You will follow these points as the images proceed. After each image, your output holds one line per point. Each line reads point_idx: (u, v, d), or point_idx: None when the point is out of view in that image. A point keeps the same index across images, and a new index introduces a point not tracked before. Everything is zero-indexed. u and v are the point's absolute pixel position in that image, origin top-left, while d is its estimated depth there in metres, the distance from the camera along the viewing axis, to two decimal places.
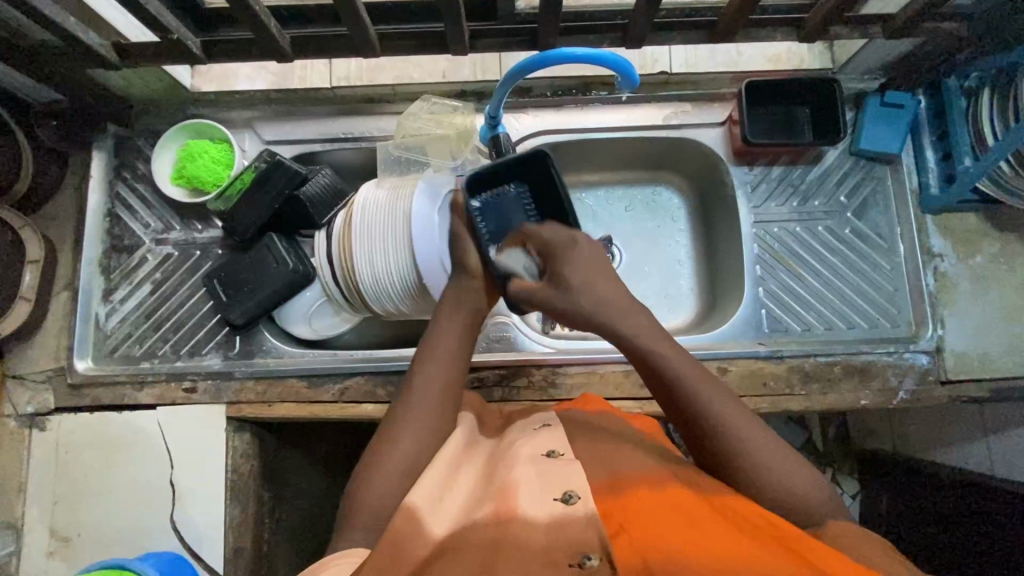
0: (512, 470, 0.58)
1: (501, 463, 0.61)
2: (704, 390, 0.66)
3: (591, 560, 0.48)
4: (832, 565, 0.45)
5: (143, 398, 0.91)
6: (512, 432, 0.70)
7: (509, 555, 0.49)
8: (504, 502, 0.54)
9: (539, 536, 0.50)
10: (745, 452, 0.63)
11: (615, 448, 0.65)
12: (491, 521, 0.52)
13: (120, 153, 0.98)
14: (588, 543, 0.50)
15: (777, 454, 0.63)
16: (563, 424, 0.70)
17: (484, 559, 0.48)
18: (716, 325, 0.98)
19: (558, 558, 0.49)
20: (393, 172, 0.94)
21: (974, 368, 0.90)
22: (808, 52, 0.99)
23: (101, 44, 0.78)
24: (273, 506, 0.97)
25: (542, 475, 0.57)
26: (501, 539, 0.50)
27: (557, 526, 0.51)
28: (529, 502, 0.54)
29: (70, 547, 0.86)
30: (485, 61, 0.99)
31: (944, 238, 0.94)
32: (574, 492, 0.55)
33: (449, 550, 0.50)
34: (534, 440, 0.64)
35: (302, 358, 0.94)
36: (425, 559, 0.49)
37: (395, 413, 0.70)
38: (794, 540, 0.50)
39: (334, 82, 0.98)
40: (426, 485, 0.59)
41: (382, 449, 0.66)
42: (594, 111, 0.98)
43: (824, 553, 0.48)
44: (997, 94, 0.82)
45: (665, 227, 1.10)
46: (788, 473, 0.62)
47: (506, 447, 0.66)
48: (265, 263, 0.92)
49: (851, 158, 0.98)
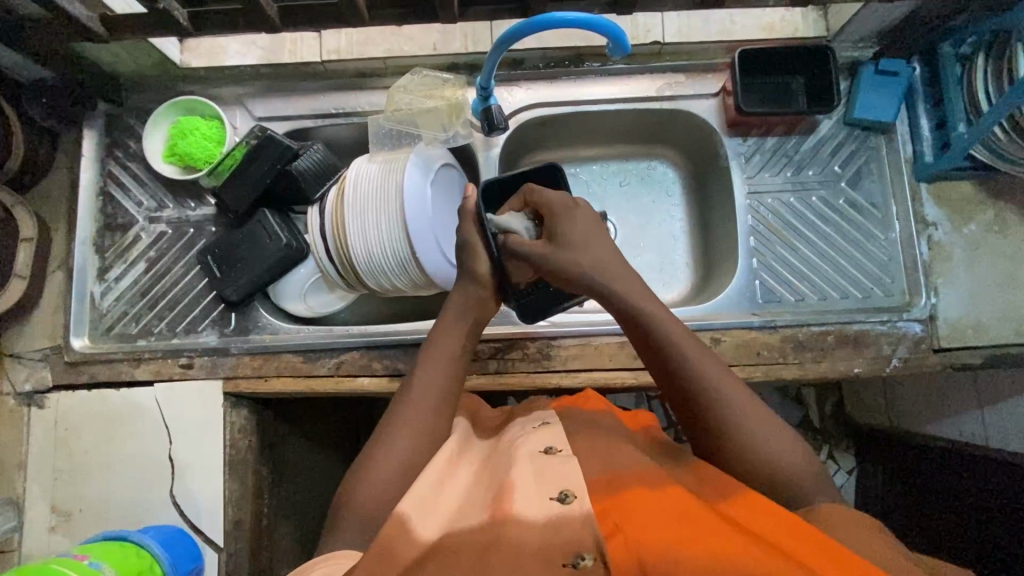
0: (509, 471, 0.58)
1: (500, 464, 0.62)
2: (703, 365, 0.67)
3: (585, 560, 0.49)
4: (821, 564, 0.46)
5: (141, 374, 0.92)
6: (510, 432, 0.70)
7: (504, 557, 0.49)
8: (498, 503, 0.54)
9: (535, 537, 0.51)
10: (739, 425, 0.64)
11: (610, 448, 0.65)
12: (486, 521, 0.53)
13: (111, 131, 0.98)
14: (584, 544, 0.50)
15: (769, 430, 0.64)
16: (559, 424, 0.70)
17: (479, 557, 0.50)
18: (711, 295, 0.98)
19: (553, 559, 0.49)
20: (385, 145, 0.94)
21: (967, 335, 0.90)
22: (803, 20, 0.97)
23: (89, 17, 0.77)
24: (272, 481, 0.98)
25: (540, 476, 0.57)
26: (497, 539, 0.51)
27: (552, 527, 0.51)
28: (525, 503, 0.54)
29: (72, 522, 0.87)
30: (477, 33, 0.97)
31: (938, 207, 0.94)
32: (571, 491, 0.54)
33: (443, 550, 0.51)
34: (531, 437, 0.65)
35: (297, 333, 0.94)
36: (419, 560, 0.50)
37: (396, 412, 0.69)
38: (783, 533, 0.51)
39: (324, 56, 0.96)
40: (422, 486, 0.59)
41: (380, 443, 0.66)
42: (587, 82, 0.98)
43: (816, 552, 0.48)
44: (992, 58, 0.81)
45: (659, 202, 1.10)
46: (779, 449, 0.63)
47: (504, 445, 0.67)
48: (259, 239, 0.92)
49: (844, 128, 0.97)
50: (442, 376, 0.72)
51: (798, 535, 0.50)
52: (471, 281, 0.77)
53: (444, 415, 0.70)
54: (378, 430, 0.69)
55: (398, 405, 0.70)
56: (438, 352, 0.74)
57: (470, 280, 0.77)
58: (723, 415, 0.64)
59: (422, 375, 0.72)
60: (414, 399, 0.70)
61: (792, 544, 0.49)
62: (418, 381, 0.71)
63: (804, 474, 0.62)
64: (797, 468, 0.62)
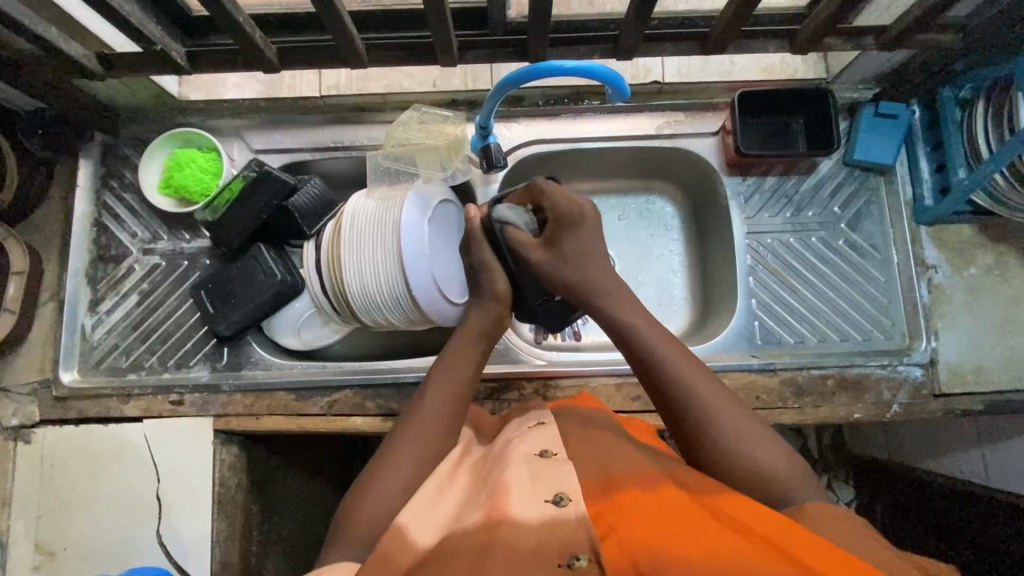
0: (505, 472, 0.56)
1: (495, 467, 0.59)
2: (674, 358, 0.66)
3: (580, 560, 0.47)
4: (829, 566, 0.43)
5: (130, 410, 0.91)
6: (504, 434, 0.67)
7: (499, 559, 0.47)
8: (494, 504, 0.52)
9: (529, 537, 0.49)
10: (708, 417, 0.62)
11: (611, 444, 0.63)
12: (483, 525, 0.51)
13: (106, 161, 0.97)
14: (578, 544, 0.48)
15: (744, 426, 0.62)
16: (558, 421, 0.68)
17: (473, 560, 0.48)
18: (708, 335, 0.97)
19: (547, 558, 0.47)
20: (381, 182, 0.93)
21: (968, 381, 0.89)
22: (802, 62, 0.98)
23: (84, 55, 0.77)
24: (260, 517, 0.95)
25: (536, 478, 0.55)
26: (493, 540, 0.49)
27: (547, 529, 0.49)
28: (521, 505, 0.51)
29: (55, 562, 0.85)
30: (476, 71, 0.98)
31: (938, 250, 0.93)
32: (566, 493, 0.52)
33: (436, 555, 0.50)
34: (528, 439, 0.62)
35: (291, 370, 0.94)
36: (416, 565, 0.50)
37: (403, 428, 0.67)
38: (786, 533, 0.48)
39: (323, 91, 0.98)
40: (422, 501, 0.58)
41: (385, 461, 0.64)
42: (586, 119, 0.97)
43: (822, 554, 0.45)
44: (992, 106, 0.81)
45: (658, 236, 1.08)
46: (752, 444, 0.61)
47: (499, 448, 0.63)
48: (253, 274, 0.91)
49: (844, 169, 0.97)
50: (450, 387, 0.70)
51: (799, 535, 0.48)
52: (491, 302, 0.78)
53: (450, 430, 0.68)
54: (383, 448, 0.66)
55: (406, 421, 0.68)
56: (452, 363, 0.73)
57: (488, 298, 0.79)
58: (689, 409, 0.63)
59: (432, 388, 0.70)
60: (423, 414, 0.68)
61: (790, 542, 0.47)
62: (428, 394, 0.70)
63: (791, 478, 0.59)
64: (768, 464, 0.60)
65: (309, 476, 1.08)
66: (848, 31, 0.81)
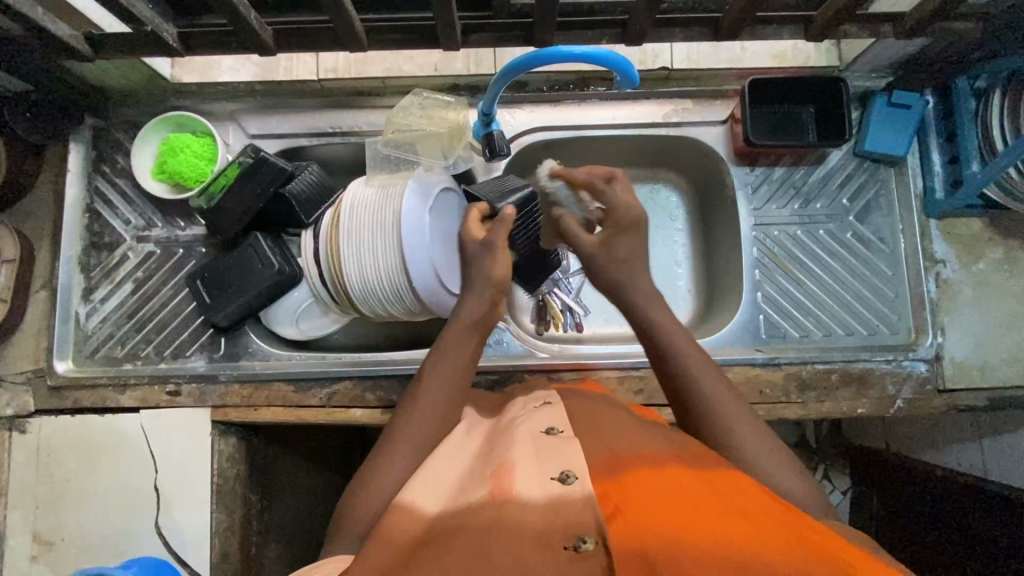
0: (509, 449, 0.54)
1: (500, 443, 0.57)
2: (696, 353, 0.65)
3: (586, 544, 0.45)
4: (839, 556, 0.43)
5: (126, 400, 0.90)
6: (510, 411, 0.66)
7: (504, 540, 0.46)
8: (498, 482, 0.50)
9: (534, 517, 0.47)
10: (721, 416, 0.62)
11: (615, 422, 0.61)
12: (486, 502, 0.49)
13: (98, 145, 0.95)
14: (585, 527, 0.46)
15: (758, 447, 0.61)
16: (563, 400, 0.66)
17: (474, 541, 0.46)
18: (712, 328, 0.96)
19: (554, 542, 0.46)
20: (382, 170, 0.91)
21: (973, 376, 0.89)
22: (815, 49, 0.95)
23: (72, 36, 0.74)
24: (260, 507, 0.95)
25: (542, 455, 0.53)
26: (497, 521, 0.47)
27: (552, 510, 0.48)
28: (526, 483, 0.50)
29: (53, 552, 0.84)
30: (478, 54, 0.95)
31: (947, 244, 0.92)
32: (572, 471, 0.50)
33: (439, 535, 0.48)
34: (533, 417, 0.60)
35: (289, 361, 0.92)
36: (416, 541, 0.48)
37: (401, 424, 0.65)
38: (793, 519, 0.47)
39: (322, 74, 0.94)
40: (428, 471, 0.56)
41: (382, 456, 0.62)
42: (592, 106, 0.95)
43: (834, 547, 0.44)
44: (1009, 97, 0.79)
45: (663, 226, 1.06)
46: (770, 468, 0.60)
47: (506, 425, 0.62)
48: (250, 263, 0.89)
49: (854, 160, 0.95)
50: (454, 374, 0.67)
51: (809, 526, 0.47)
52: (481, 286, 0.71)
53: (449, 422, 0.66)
54: (380, 446, 0.64)
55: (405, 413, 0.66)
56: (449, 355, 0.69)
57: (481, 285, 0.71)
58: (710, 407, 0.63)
59: (435, 377, 0.67)
60: (423, 414, 0.65)
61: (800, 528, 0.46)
62: (429, 388, 0.67)
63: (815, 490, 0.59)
64: (796, 489, 0.59)
65: (307, 464, 1.07)
66: (866, 18, 0.79)
